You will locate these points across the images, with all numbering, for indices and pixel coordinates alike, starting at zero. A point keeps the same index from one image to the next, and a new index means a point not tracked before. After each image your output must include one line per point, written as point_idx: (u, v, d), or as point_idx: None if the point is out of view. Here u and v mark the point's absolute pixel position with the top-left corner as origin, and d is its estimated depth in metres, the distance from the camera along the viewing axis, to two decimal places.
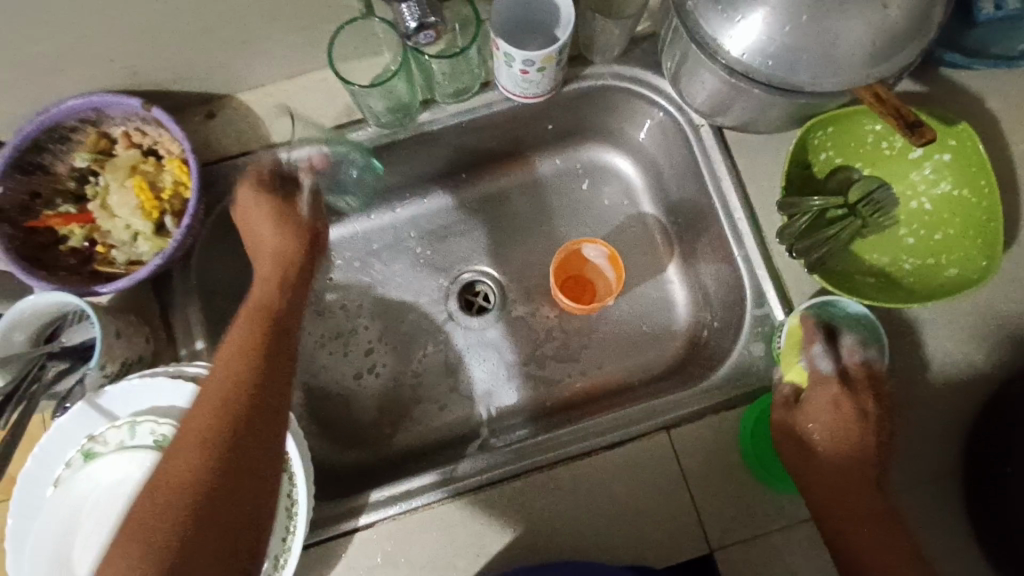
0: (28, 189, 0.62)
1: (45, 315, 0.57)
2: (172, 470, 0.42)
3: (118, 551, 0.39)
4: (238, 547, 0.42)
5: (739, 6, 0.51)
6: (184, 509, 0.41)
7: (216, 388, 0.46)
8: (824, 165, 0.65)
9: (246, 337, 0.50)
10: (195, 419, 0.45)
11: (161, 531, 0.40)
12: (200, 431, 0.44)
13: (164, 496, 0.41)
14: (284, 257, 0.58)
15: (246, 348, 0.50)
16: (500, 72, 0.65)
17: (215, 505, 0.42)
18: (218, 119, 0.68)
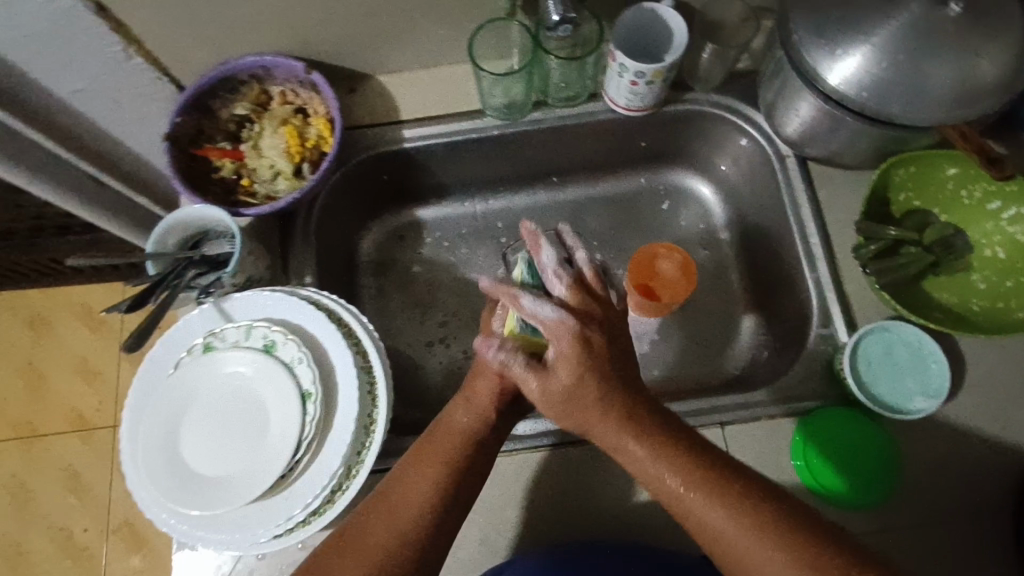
0: (197, 125, 0.73)
1: (194, 226, 0.67)
2: (402, 514, 0.54)
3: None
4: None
5: (844, 42, 0.58)
6: (410, 551, 0.53)
7: (403, 501, 0.54)
8: (902, 204, 0.69)
9: (454, 440, 0.58)
10: (416, 474, 0.55)
11: (398, 551, 0.52)
12: (423, 496, 0.54)
13: (400, 539, 0.53)
14: None
15: (450, 447, 0.57)
16: (610, 83, 0.73)
17: (427, 552, 0.53)
18: (358, 94, 0.79)
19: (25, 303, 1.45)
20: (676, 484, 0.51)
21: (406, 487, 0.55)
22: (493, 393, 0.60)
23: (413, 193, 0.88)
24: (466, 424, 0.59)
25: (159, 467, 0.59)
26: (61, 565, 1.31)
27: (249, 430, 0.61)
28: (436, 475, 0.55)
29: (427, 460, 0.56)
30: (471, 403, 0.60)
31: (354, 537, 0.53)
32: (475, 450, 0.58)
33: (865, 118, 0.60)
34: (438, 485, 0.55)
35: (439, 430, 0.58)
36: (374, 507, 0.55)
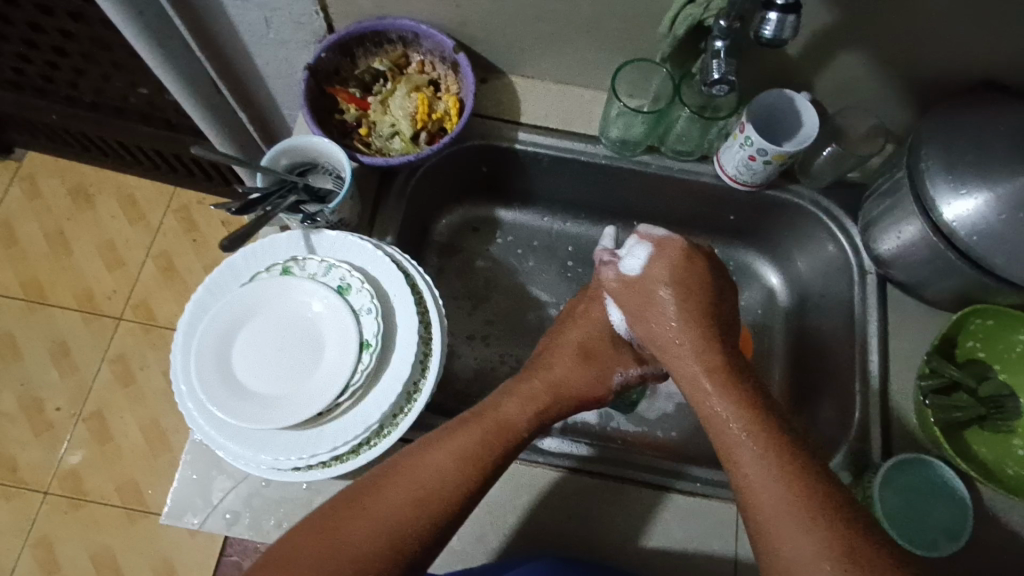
0: (337, 66, 0.76)
1: (306, 155, 0.69)
2: (430, 484, 0.55)
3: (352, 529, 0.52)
4: (434, 551, 0.54)
5: (968, 184, 0.61)
6: (426, 522, 0.54)
7: (431, 479, 0.55)
8: (966, 351, 0.70)
9: (490, 432, 0.59)
10: (449, 448, 0.57)
11: (409, 517, 0.53)
12: (451, 471, 0.56)
13: (417, 507, 0.54)
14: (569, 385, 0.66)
15: (486, 436, 0.59)
16: (726, 150, 0.76)
17: (440, 528, 0.54)
18: (489, 86, 0.82)
19: (78, 174, 1.47)
20: (756, 456, 0.56)
21: (434, 465, 0.56)
22: (549, 396, 0.65)
23: (501, 192, 0.90)
24: (516, 425, 0.61)
25: (207, 365, 0.60)
26: (22, 432, 1.29)
27: (300, 359, 0.62)
28: (467, 460, 0.57)
29: (460, 444, 0.57)
30: (528, 402, 0.63)
31: (369, 501, 0.54)
32: (509, 450, 0.59)
33: (967, 259, 0.62)
34: (467, 465, 0.56)
35: (485, 420, 0.60)
36: (397, 473, 0.55)
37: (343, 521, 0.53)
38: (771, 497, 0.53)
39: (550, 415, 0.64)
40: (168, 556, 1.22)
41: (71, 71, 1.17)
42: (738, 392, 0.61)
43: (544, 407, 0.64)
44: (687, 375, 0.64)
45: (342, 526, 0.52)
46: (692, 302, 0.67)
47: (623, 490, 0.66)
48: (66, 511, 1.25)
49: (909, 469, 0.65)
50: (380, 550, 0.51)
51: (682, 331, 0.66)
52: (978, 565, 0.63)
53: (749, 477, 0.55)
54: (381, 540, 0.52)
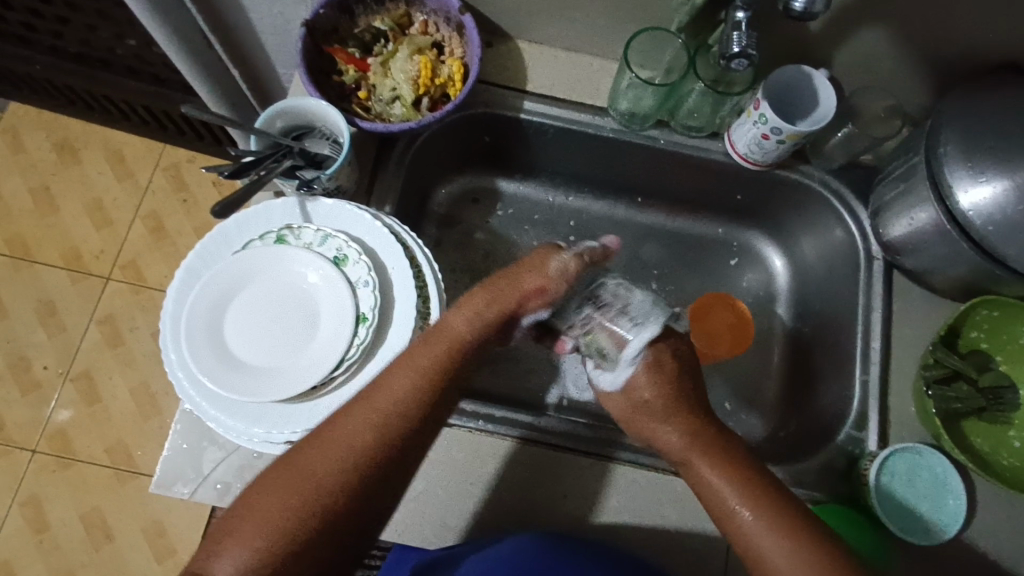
0: (336, 23, 0.72)
1: (302, 118, 0.66)
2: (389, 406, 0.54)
3: (313, 455, 0.51)
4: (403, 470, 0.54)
5: (988, 171, 0.59)
6: (384, 444, 0.53)
7: (388, 395, 0.55)
8: (968, 342, 0.70)
9: (439, 348, 0.58)
10: (400, 373, 0.56)
11: (364, 439, 0.52)
12: (408, 393, 0.55)
13: (377, 432, 0.53)
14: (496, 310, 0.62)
15: (439, 357, 0.58)
16: (738, 126, 0.73)
17: (399, 446, 0.53)
18: (494, 51, 0.79)
19: (63, 128, 1.42)
20: (735, 496, 0.54)
21: (390, 383, 0.55)
22: (494, 316, 0.62)
23: (502, 162, 0.88)
24: (462, 340, 0.60)
25: (197, 335, 0.58)
26: (9, 390, 1.27)
27: (294, 331, 0.60)
28: (413, 382, 0.56)
29: (411, 360, 0.57)
30: (472, 313, 0.61)
31: (331, 428, 0.52)
32: (461, 363, 0.59)
33: (980, 249, 0.61)
34: (420, 385, 0.56)
35: (434, 338, 0.59)
36: (357, 400, 0.54)
37: (305, 450, 0.51)
38: (739, 510, 0.54)
39: (494, 326, 0.62)
40: (159, 517, 1.23)
41: (54, 19, 1.12)
42: (718, 454, 0.57)
43: (493, 324, 0.62)
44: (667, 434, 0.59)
45: (302, 455, 0.51)
46: (660, 376, 0.61)
47: (621, 471, 0.66)
48: (55, 470, 1.24)
49: (906, 459, 0.65)
50: (349, 473, 0.50)
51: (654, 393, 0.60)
52: (969, 555, 0.63)
53: (721, 498, 0.55)
54: (350, 462, 0.51)
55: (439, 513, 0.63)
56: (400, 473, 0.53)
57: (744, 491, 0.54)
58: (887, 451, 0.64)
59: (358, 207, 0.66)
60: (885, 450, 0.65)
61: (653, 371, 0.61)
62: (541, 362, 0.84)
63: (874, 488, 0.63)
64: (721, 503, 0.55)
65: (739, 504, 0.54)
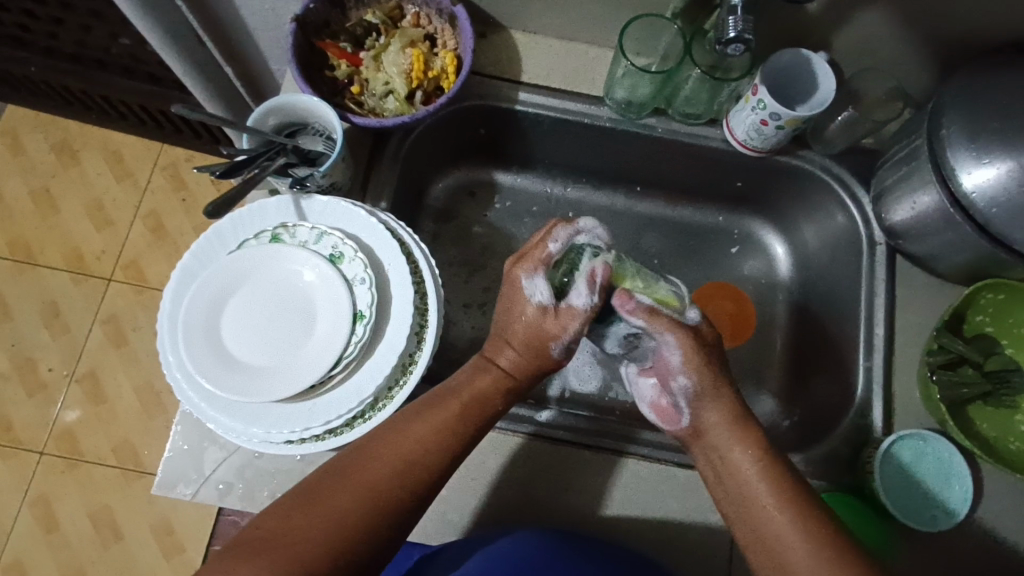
0: (327, 18, 0.71)
1: (295, 114, 0.65)
2: (412, 456, 0.53)
3: (332, 498, 0.50)
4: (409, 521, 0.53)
5: (992, 152, 0.58)
6: (398, 494, 0.52)
7: (412, 443, 0.54)
8: (974, 326, 0.69)
9: (469, 400, 0.58)
10: (427, 420, 0.55)
11: (381, 489, 0.52)
12: (430, 442, 0.54)
13: (393, 480, 0.52)
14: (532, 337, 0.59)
15: (464, 408, 0.57)
16: (737, 113, 0.72)
17: (410, 498, 0.53)
18: (488, 41, 0.78)
19: (61, 129, 1.42)
20: (768, 497, 0.54)
21: (415, 429, 0.55)
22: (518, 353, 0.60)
23: (499, 154, 0.87)
24: (491, 391, 0.59)
25: (194, 337, 0.58)
26: (15, 392, 1.28)
27: (291, 330, 0.60)
28: (437, 435, 0.55)
29: (440, 410, 0.56)
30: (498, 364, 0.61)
31: (351, 472, 0.52)
32: (485, 417, 0.58)
33: (985, 233, 0.60)
34: (443, 437, 0.55)
35: (460, 390, 0.58)
36: (381, 440, 0.54)
37: (327, 491, 0.51)
38: (772, 528, 0.53)
39: (526, 382, 0.61)
40: (167, 516, 1.24)
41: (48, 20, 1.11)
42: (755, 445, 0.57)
43: (521, 371, 0.60)
44: (715, 425, 0.58)
45: (322, 497, 0.50)
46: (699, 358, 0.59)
47: (624, 464, 0.65)
48: (63, 471, 1.25)
49: (913, 446, 0.64)
50: (362, 524, 0.50)
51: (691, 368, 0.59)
52: (974, 540, 0.62)
53: (755, 509, 0.54)
54: (364, 511, 0.50)
55: (441, 508, 0.63)
56: (405, 525, 0.53)
57: (775, 489, 0.54)
58: (892, 437, 0.63)
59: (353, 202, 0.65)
60: (890, 437, 0.64)
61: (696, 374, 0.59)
62: None
63: (880, 476, 0.63)
64: (750, 510, 0.54)
65: (771, 504, 0.53)
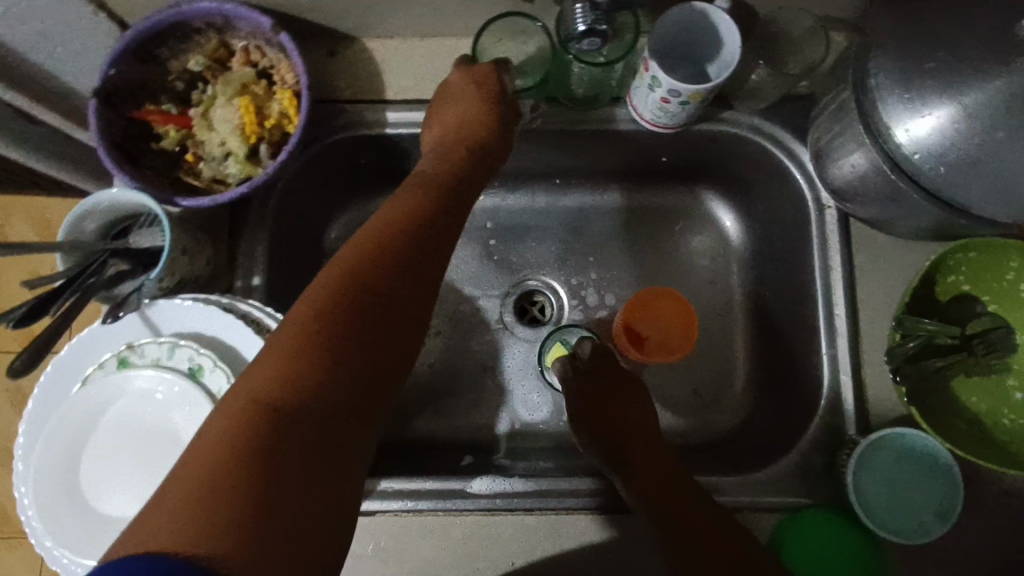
0: (138, 79, 0.60)
1: (120, 211, 0.56)
2: (367, 241, 0.48)
3: (326, 289, 0.44)
4: (432, 269, 0.49)
5: (928, 100, 0.47)
6: (409, 244, 0.48)
7: (391, 220, 0.50)
8: (948, 287, 0.59)
9: (427, 184, 0.55)
10: (390, 211, 0.51)
11: (380, 262, 0.46)
12: (405, 216, 0.50)
13: (382, 258, 0.47)
14: (468, 119, 0.61)
15: (430, 191, 0.54)
16: (636, 90, 0.61)
17: (425, 253, 0.49)
18: (339, 59, 0.66)
19: None
20: (686, 525, 0.53)
21: (385, 213, 0.51)
22: (469, 104, 0.61)
23: (393, 179, 0.76)
24: (444, 172, 0.57)
25: (54, 497, 0.51)
26: None
27: (165, 465, 0.52)
28: (414, 200, 0.52)
29: (411, 191, 0.54)
30: (444, 140, 0.61)
31: (332, 269, 0.46)
32: (459, 196, 0.56)
33: (936, 199, 0.50)
34: (422, 206, 0.52)
35: (424, 179, 0.56)
36: (344, 249, 0.47)
37: (320, 314, 0.42)
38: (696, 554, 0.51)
39: (469, 145, 0.61)
40: None
41: None
42: (658, 470, 0.57)
43: (461, 149, 0.60)
44: (609, 456, 0.59)
45: (279, 338, 0.41)
46: (593, 400, 0.63)
47: (571, 523, 0.58)
48: None
49: (895, 446, 0.55)
50: (383, 287, 0.45)
51: (606, 439, 0.61)
52: (971, 535, 0.55)
53: (686, 541, 0.52)
54: (384, 265, 0.46)
55: None
56: (429, 284, 0.49)
57: (700, 517, 0.53)
58: (868, 441, 0.55)
59: (206, 296, 0.56)
60: (867, 438, 0.56)
61: (595, 394, 0.64)
62: (485, 389, 0.76)
63: (859, 488, 0.55)
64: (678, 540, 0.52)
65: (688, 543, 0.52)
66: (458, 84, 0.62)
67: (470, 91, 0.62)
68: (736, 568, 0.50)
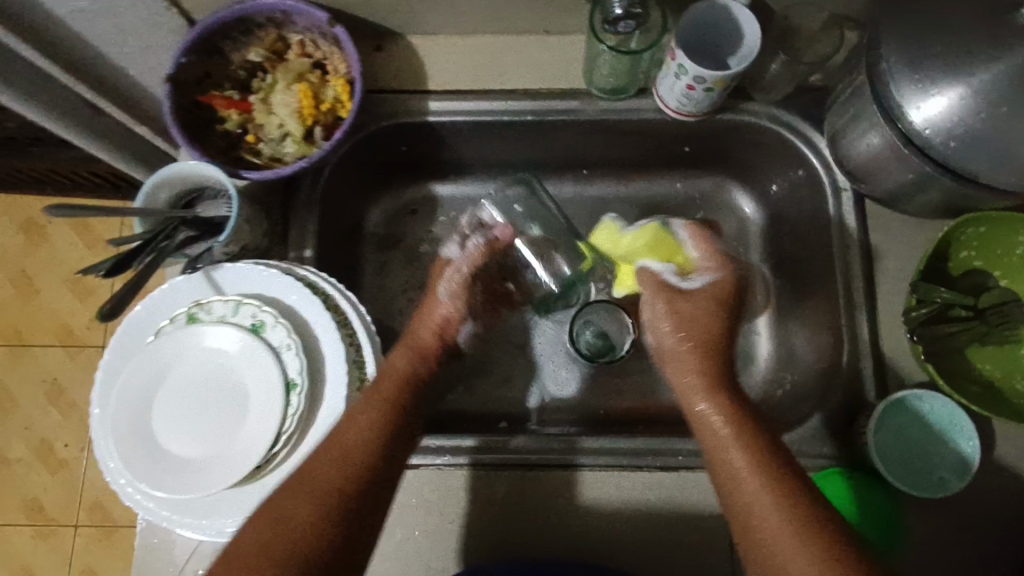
0: (204, 68, 0.66)
1: (188, 183, 0.61)
2: (351, 438, 0.54)
3: (286, 508, 0.50)
4: (379, 507, 0.53)
5: (938, 80, 0.51)
6: (371, 461, 0.53)
7: (353, 432, 0.54)
8: (960, 263, 0.62)
9: (393, 383, 0.58)
10: (361, 404, 0.56)
11: (347, 464, 0.52)
12: (367, 427, 0.54)
13: (340, 482, 0.51)
14: (421, 348, 0.63)
15: (386, 408, 0.56)
16: (662, 81, 0.66)
17: (384, 467, 0.54)
18: (385, 54, 0.72)
19: (21, 208, 1.40)
20: (749, 472, 0.52)
21: (355, 423, 0.54)
22: (432, 341, 0.65)
23: (430, 166, 0.81)
24: (408, 372, 0.60)
25: (129, 439, 0.56)
26: (38, 472, 1.30)
27: (228, 411, 0.57)
28: (376, 416, 0.55)
29: (376, 390, 0.57)
30: (410, 352, 0.62)
31: (302, 474, 0.52)
32: (416, 394, 0.59)
33: (946, 169, 0.54)
34: (375, 423, 0.55)
35: (383, 380, 0.58)
36: (342, 422, 0.55)
37: (281, 521, 0.49)
38: (751, 500, 0.51)
39: (433, 358, 0.63)
40: None
41: None
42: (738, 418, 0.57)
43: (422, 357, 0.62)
44: (687, 390, 0.60)
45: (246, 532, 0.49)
46: (692, 333, 0.63)
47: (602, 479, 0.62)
48: (101, 539, 1.28)
49: (908, 408, 0.59)
50: (332, 510, 0.50)
51: (692, 366, 0.62)
52: (986, 496, 0.58)
53: (747, 486, 0.51)
54: (341, 489, 0.51)
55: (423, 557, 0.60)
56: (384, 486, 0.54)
57: (758, 467, 0.52)
58: (884, 403, 0.58)
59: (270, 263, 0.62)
60: (883, 402, 0.59)
61: (693, 323, 0.64)
62: (516, 366, 0.80)
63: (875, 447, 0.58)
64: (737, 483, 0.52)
65: (756, 487, 0.51)
66: (445, 274, 0.70)
67: (460, 291, 0.69)
68: (794, 521, 0.48)
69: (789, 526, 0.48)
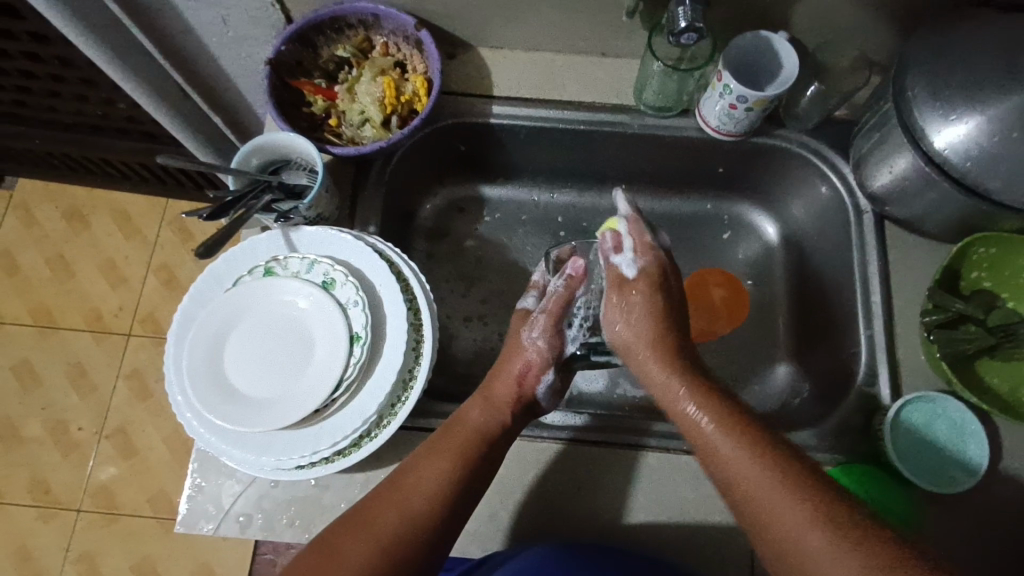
0: (299, 58, 0.73)
1: (277, 152, 0.68)
2: (421, 486, 0.57)
3: (348, 538, 0.54)
4: (439, 545, 0.56)
5: (958, 108, 0.58)
6: (434, 505, 0.56)
7: (418, 482, 0.57)
8: (971, 282, 0.69)
9: (463, 435, 0.61)
10: (430, 457, 0.59)
11: (411, 504, 0.56)
12: (439, 477, 0.58)
13: (403, 521, 0.55)
14: (493, 398, 0.65)
15: (456, 457, 0.59)
16: (706, 101, 0.73)
17: (450, 512, 0.57)
18: (457, 62, 0.80)
19: (70, 197, 1.47)
20: (733, 448, 0.54)
21: (419, 472, 0.58)
22: (507, 398, 0.66)
23: (483, 168, 0.89)
24: (477, 425, 0.62)
25: (199, 377, 0.60)
26: (50, 453, 1.32)
27: (295, 358, 0.62)
28: (448, 468, 0.58)
29: (449, 441, 0.61)
30: (486, 403, 0.64)
31: (365, 515, 0.55)
32: (487, 451, 0.61)
33: (964, 188, 0.60)
34: (450, 472, 0.58)
35: (452, 431, 0.62)
36: (414, 458, 0.59)
37: (341, 544, 0.53)
38: (753, 481, 0.51)
39: (510, 411, 0.65)
40: (207, 559, 1.25)
41: (45, 94, 1.13)
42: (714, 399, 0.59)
43: (506, 407, 0.65)
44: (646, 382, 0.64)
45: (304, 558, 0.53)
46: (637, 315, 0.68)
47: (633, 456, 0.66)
48: (102, 526, 1.28)
49: (923, 409, 0.63)
50: (397, 543, 0.54)
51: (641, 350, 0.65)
52: (995, 497, 0.62)
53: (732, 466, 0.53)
54: (405, 531, 0.55)
55: None
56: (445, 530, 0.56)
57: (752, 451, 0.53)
58: (900, 403, 0.63)
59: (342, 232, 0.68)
60: (898, 402, 0.64)
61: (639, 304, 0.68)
62: None
63: (892, 443, 0.62)
64: (740, 472, 0.53)
65: (758, 470, 0.52)
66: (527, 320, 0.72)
67: (549, 331, 0.71)
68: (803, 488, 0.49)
69: (789, 505, 0.49)
